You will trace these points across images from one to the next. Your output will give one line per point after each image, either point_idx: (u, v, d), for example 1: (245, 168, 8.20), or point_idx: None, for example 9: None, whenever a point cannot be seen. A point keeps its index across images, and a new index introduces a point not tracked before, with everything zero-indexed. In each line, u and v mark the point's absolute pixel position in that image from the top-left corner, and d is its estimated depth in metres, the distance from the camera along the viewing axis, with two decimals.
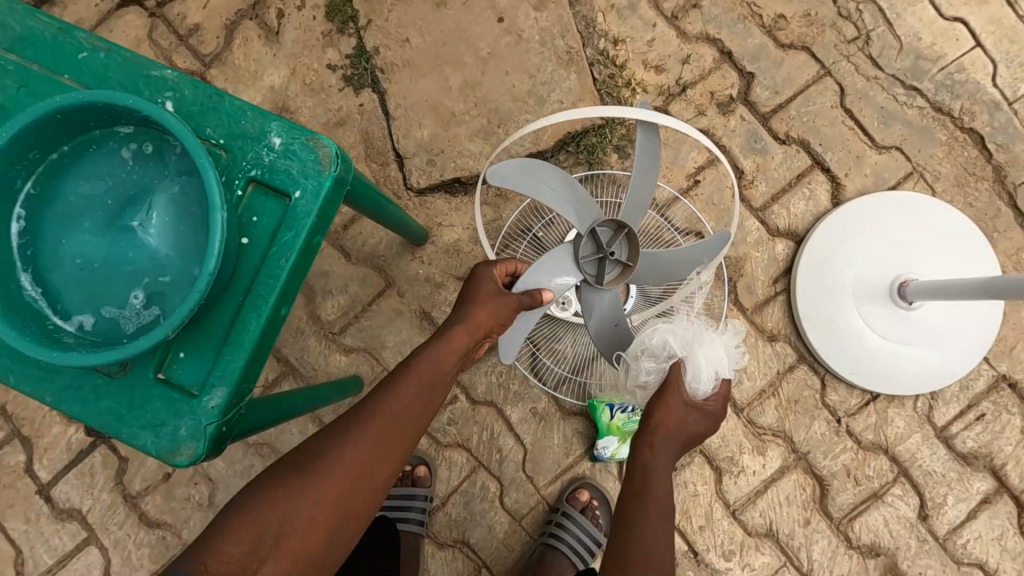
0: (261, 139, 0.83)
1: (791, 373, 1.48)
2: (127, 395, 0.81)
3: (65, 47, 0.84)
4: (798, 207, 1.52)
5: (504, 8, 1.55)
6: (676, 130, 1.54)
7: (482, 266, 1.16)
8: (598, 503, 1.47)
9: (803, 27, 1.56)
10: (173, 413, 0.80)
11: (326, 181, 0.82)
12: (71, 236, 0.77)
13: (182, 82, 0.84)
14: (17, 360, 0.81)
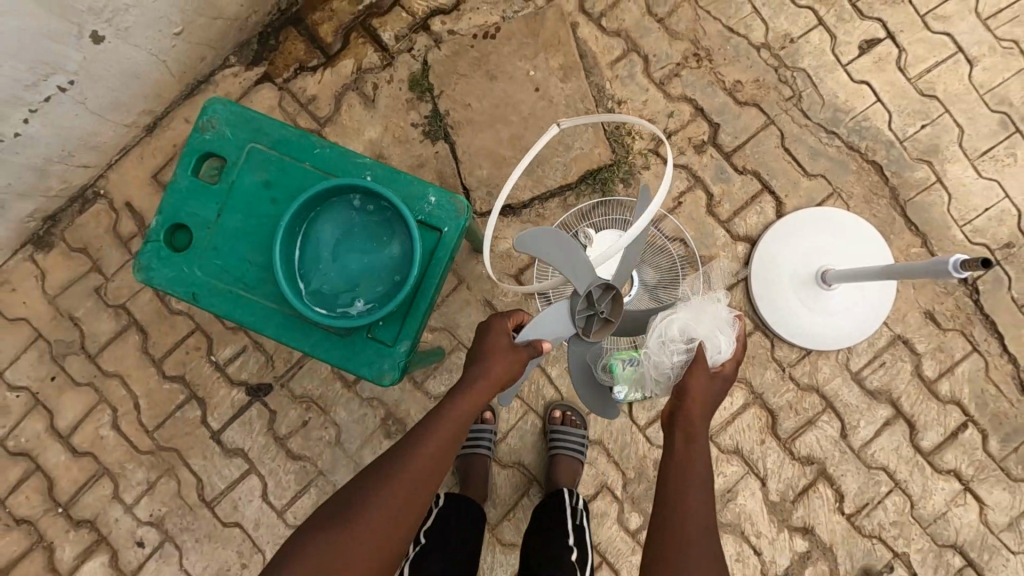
0: (422, 197, 1.42)
1: (750, 337, 2.10)
2: (351, 346, 1.41)
3: (305, 145, 1.44)
4: (753, 219, 2.12)
5: (539, 81, 2.15)
6: (665, 166, 2.14)
7: (497, 321, 1.55)
8: (571, 413, 2.06)
9: (754, 89, 2.16)
10: (379, 356, 1.41)
11: (462, 221, 1.42)
12: (323, 258, 1.37)
13: (375, 164, 1.43)
14: (287, 328, 1.42)
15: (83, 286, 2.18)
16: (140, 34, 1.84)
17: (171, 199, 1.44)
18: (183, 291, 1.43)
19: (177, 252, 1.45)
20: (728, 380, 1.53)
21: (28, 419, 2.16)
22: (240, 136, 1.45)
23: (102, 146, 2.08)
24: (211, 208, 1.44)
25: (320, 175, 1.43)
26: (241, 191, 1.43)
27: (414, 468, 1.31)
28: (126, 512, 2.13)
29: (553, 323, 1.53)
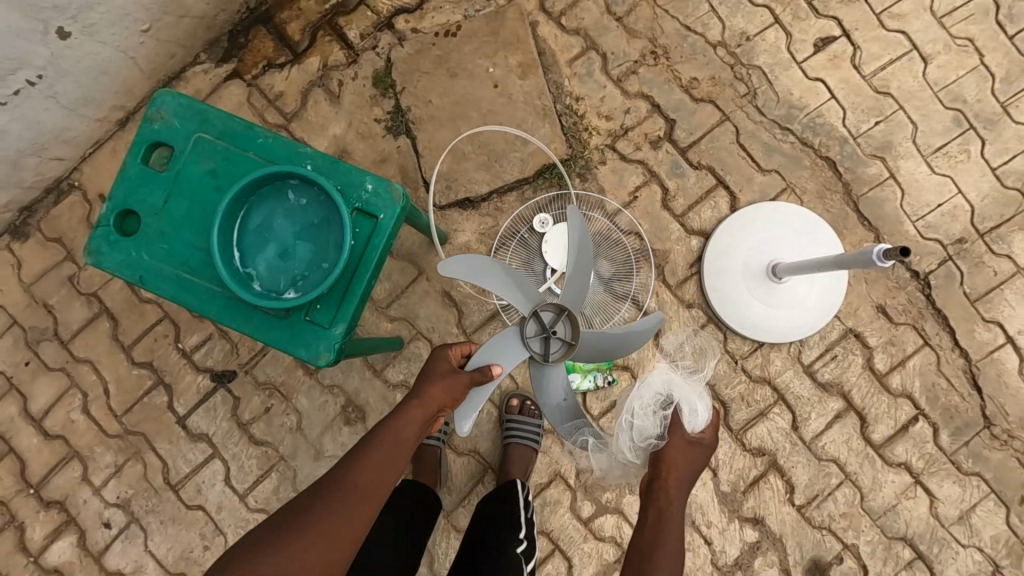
0: (358, 185, 1.47)
1: (703, 330, 2.13)
2: (289, 328, 1.45)
3: (249, 135, 1.49)
4: (707, 213, 2.16)
5: (498, 78, 2.19)
6: (621, 161, 2.19)
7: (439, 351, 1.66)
8: (528, 402, 2.12)
9: (710, 86, 2.20)
10: (316, 338, 1.45)
11: (398, 208, 1.46)
12: (261, 242, 1.43)
13: (316, 153, 1.48)
14: (229, 311, 1.46)
15: (57, 275, 2.26)
16: (107, 31, 1.90)
17: (122, 186, 1.50)
18: (130, 275, 1.49)
19: (127, 237, 1.50)
20: (709, 446, 1.66)
21: (2, 402, 2.24)
22: (187, 126, 1.50)
23: (74, 140, 2.15)
24: (158, 195, 1.50)
25: (263, 163, 1.48)
26: (188, 180, 1.49)
27: (366, 462, 1.35)
28: (94, 494, 2.19)
29: (505, 350, 1.72)
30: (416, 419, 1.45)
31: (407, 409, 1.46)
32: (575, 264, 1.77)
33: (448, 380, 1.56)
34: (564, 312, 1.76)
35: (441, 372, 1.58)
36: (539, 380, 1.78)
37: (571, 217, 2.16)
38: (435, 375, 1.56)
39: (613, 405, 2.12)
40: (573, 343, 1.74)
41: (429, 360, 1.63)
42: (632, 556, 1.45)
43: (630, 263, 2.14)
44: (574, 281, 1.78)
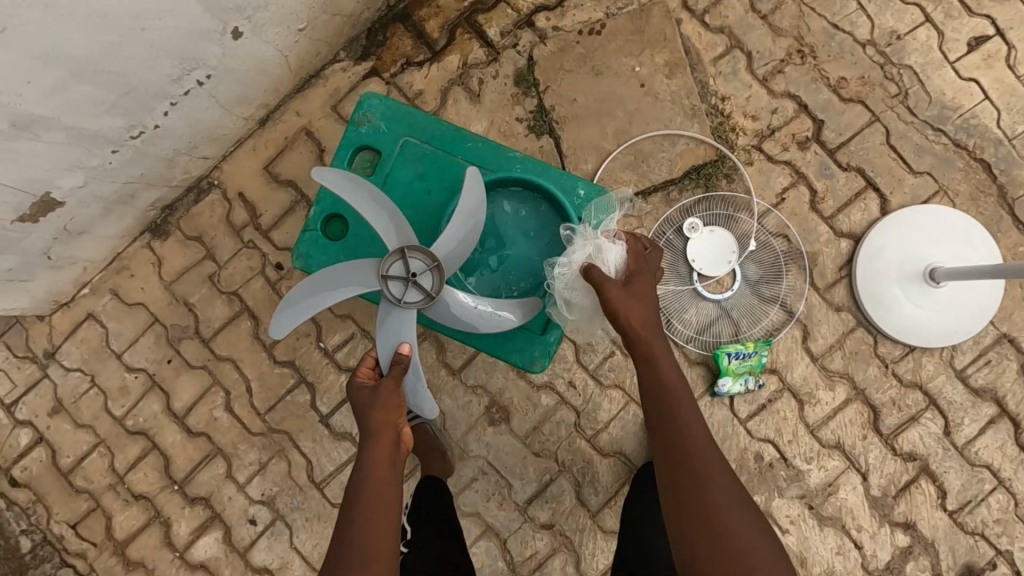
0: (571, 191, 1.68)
1: (852, 333, 2.11)
2: (500, 332, 1.68)
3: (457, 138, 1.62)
4: (857, 216, 2.13)
5: (645, 76, 2.16)
6: (768, 162, 2.15)
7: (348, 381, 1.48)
8: None
9: (859, 86, 2.16)
10: (525, 344, 1.69)
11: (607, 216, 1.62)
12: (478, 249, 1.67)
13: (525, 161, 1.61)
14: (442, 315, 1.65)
15: (197, 273, 2.27)
16: (271, 30, 1.90)
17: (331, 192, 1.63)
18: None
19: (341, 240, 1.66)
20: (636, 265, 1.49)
21: (146, 399, 2.26)
22: (394, 130, 1.60)
23: (219, 138, 2.15)
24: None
25: (472, 165, 1.61)
26: (397, 181, 1.61)
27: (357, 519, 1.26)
28: (238, 491, 2.22)
29: (398, 324, 1.53)
30: (387, 452, 1.34)
31: (368, 450, 1.34)
32: (361, 200, 1.49)
33: (384, 394, 1.41)
34: (402, 252, 1.51)
35: (368, 399, 1.42)
36: (469, 325, 1.53)
37: (718, 220, 2.14)
38: (373, 398, 1.41)
39: (761, 408, 2.11)
40: (437, 263, 1.51)
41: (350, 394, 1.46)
42: (666, 460, 1.36)
43: (780, 266, 2.12)
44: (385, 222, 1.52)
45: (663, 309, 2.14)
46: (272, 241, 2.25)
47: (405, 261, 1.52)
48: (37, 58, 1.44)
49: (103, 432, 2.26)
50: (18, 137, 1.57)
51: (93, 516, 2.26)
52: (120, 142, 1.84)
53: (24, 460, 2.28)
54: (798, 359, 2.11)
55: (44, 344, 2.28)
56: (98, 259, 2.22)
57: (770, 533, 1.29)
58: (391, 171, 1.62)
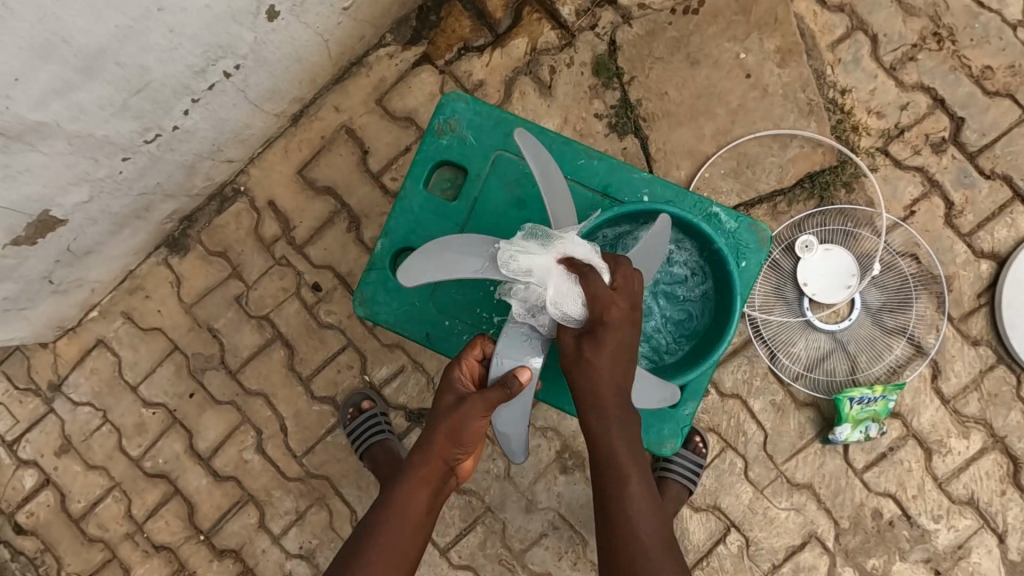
0: (716, 223, 1.42)
1: (992, 372, 1.80)
2: None
3: (567, 154, 1.42)
4: (1001, 233, 1.80)
5: (751, 66, 1.83)
6: (894, 168, 1.81)
7: (450, 362, 1.20)
8: (698, 436, 1.80)
9: (1008, 77, 1.81)
10: (653, 420, 1.42)
11: (762, 256, 1.41)
12: None
13: (655, 184, 1.41)
14: (547, 382, 1.43)
15: (222, 295, 1.96)
16: (312, 8, 1.56)
17: (401, 218, 1.44)
18: (418, 332, 1.45)
19: None
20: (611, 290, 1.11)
21: (166, 438, 1.98)
22: (489, 142, 1.43)
23: (248, 138, 1.84)
24: (449, 229, 1.43)
25: (583, 188, 1.42)
26: (488, 204, 1.43)
27: (396, 517, 1.17)
28: (273, 543, 1.95)
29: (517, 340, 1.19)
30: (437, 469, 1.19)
31: (414, 477, 1.19)
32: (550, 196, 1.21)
33: (459, 425, 1.14)
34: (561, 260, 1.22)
35: (449, 409, 1.16)
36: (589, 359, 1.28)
37: (834, 238, 1.80)
38: (444, 425, 1.16)
39: (881, 458, 1.81)
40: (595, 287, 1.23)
41: (438, 394, 1.19)
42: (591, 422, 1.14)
43: (909, 293, 1.80)
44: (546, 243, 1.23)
45: (768, 341, 1.82)
46: (308, 257, 1.94)
47: None
48: (27, 47, 1.12)
49: (118, 475, 1.99)
50: (10, 149, 1.27)
51: (109, 569, 2.00)
52: (134, 150, 1.53)
53: (31, 505, 2.01)
54: (926, 402, 1.80)
55: (48, 375, 1.99)
56: (108, 279, 1.92)
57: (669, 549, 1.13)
58: (479, 195, 1.44)
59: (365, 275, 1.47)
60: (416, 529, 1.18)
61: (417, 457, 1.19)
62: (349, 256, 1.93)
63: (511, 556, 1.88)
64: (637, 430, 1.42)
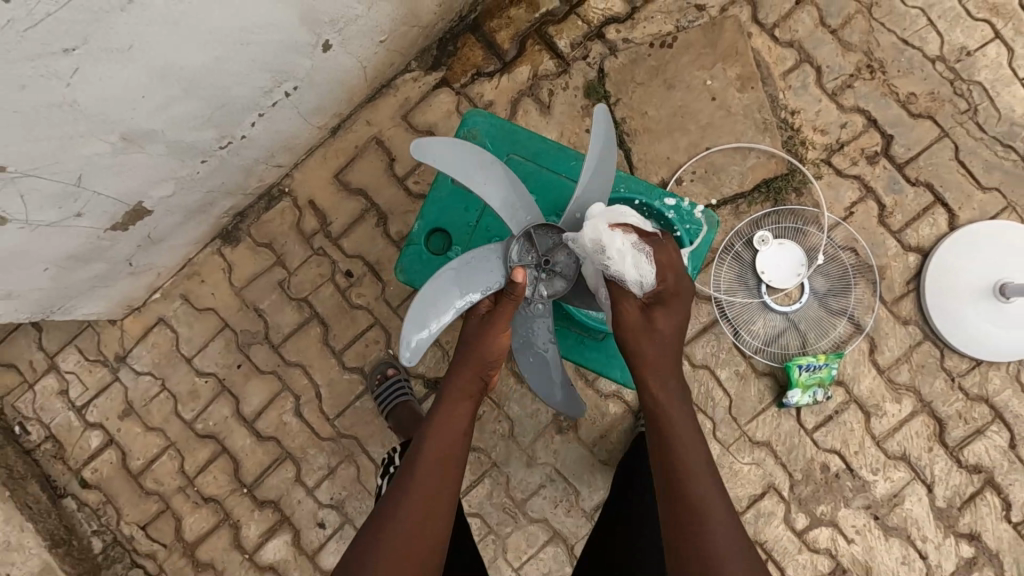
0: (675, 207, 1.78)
1: (920, 347, 2.13)
2: (602, 349, 1.75)
3: (563, 156, 1.77)
4: (925, 230, 2.15)
5: (716, 90, 2.20)
6: (836, 176, 2.17)
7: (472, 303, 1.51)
8: None
9: (929, 102, 2.17)
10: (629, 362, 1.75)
11: (710, 233, 1.78)
12: None
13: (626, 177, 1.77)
14: None
15: (268, 280, 2.29)
16: (356, 41, 1.92)
17: (432, 207, 1.78)
18: None
19: (435, 253, 1.78)
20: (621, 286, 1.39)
21: (215, 404, 2.29)
22: (501, 147, 1.78)
23: (295, 146, 2.18)
24: (470, 214, 1.77)
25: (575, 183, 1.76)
26: None
27: (438, 437, 1.34)
28: (308, 494, 2.26)
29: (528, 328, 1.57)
30: (468, 388, 1.41)
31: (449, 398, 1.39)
32: (466, 174, 1.44)
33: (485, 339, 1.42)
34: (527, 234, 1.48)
35: (473, 333, 1.44)
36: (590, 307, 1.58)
37: (787, 234, 2.16)
38: (473, 355, 1.42)
39: (828, 419, 2.14)
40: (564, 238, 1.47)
41: (461, 331, 1.47)
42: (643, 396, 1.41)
43: (848, 279, 2.15)
44: (509, 210, 1.49)
45: (731, 320, 2.16)
46: (342, 248, 2.28)
47: (528, 241, 1.48)
48: (154, 77, 1.43)
49: (173, 436, 2.30)
50: (125, 151, 1.58)
51: (163, 518, 2.30)
52: (210, 153, 1.86)
53: (95, 462, 2.31)
54: (865, 372, 2.13)
55: (115, 349, 2.31)
56: (170, 265, 2.25)
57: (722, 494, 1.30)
58: None
59: (402, 252, 1.79)
60: (454, 445, 1.34)
61: (444, 398, 1.40)
62: (377, 247, 2.27)
63: (514, 504, 2.19)
64: (618, 370, 1.73)
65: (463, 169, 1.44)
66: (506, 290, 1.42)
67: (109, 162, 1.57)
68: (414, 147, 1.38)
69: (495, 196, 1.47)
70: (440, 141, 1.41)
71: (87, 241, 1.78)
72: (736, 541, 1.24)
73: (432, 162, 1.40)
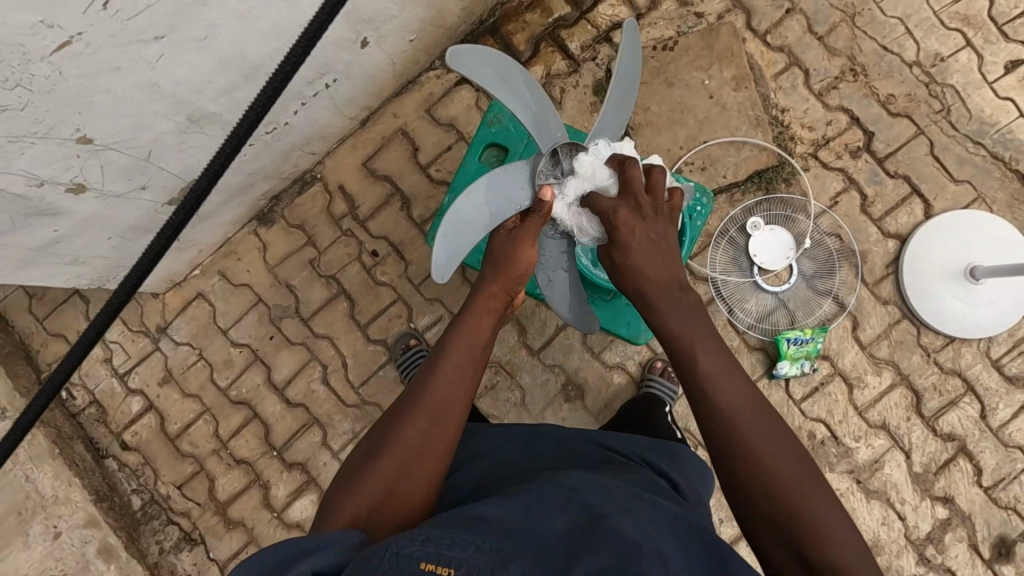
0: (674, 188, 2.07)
1: (898, 325, 2.33)
2: (610, 308, 1.99)
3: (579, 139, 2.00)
4: (903, 219, 2.36)
5: (713, 89, 2.41)
6: (822, 169, 2.38)
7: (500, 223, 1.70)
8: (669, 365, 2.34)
9: (906, 102, 2.39)
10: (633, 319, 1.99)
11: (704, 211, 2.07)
12: None
13: None
14: None
15: (299, 258, 2.49)
16: (389, 40, 2.13)
17: (461, 182, 2.00)
18: None
19: None
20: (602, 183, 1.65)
21: (249, 372, 2.48)
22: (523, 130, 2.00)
23: (328, 135, 2.39)
24: None
25: None
26: None
27: (463, 337, 1.40)
28: (333, 457, 2.43)
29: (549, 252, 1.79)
30: (494, 299, 1.50)
31: (477, 305, 1.48)
32: (503, 89, 1.68)
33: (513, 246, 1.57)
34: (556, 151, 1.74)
35: (501, 248, 1.58)
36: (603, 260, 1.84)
37: (777, 220, 2.36)
38: (500, 267, 1.53)
39: (815, 390, 2.32)
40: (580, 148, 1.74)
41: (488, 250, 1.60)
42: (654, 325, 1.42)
43: (833, 262, 2.35)
44: (536, 124, 1.75)
45: (726, 299, 2.35)
46: (369, 229, 2.47)
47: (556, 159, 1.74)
48: (221, 64, 1.64)
49: (208, 402, 2.48)
50: (189, 131, 1.78)
51: (197, 479, 2.46)
52: (257, 137, 2.06)
53: (135, 426, 2.48)
54: (848, 347, 2.33)
55: (157, 320, 2.50)
56: (210, 243, 2.44)
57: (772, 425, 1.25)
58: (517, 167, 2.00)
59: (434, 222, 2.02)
60: (479, 347, 1.41)
61: (468, 309, 1.46)
62: (401, 229, 2.46)
63: None
64: (623, 325, 1.98)
65: (503, 84, 1.68)
66: (534, 209, 1.66)
67: (175, 140, 1.77)
68: (455, 50, 1.60)
69: (523, 110, 1.72)
70: (480, 53, 1.63)
71: (147, 214, 1.98)
72: (782, 446, 1.21)
73: (472, 74, 1.63)
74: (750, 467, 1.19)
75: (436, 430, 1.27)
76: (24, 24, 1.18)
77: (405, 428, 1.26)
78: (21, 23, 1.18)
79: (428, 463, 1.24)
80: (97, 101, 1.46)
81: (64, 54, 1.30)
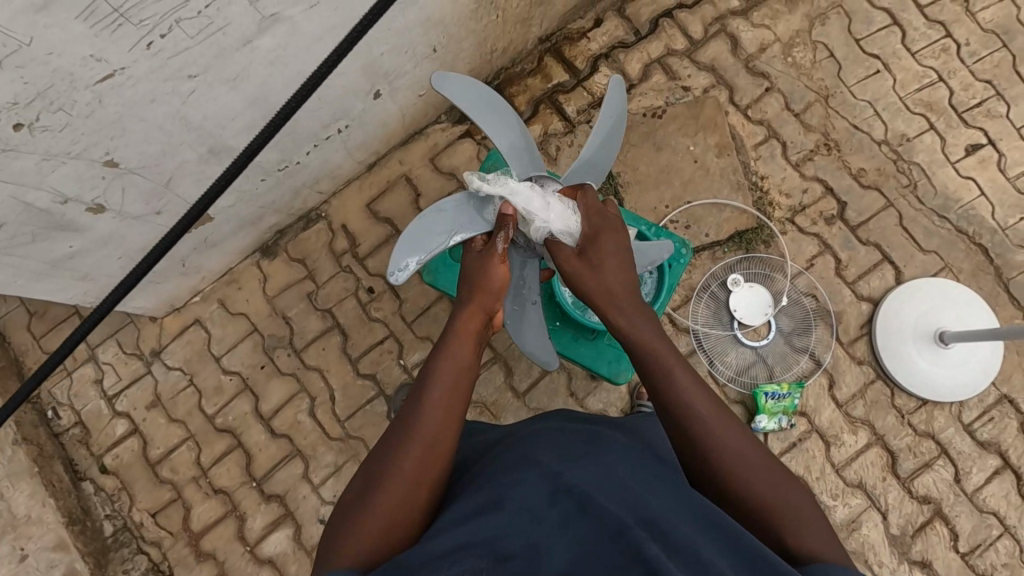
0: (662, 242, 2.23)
1: (872, 385, 2.41)
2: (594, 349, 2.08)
3: None
4: (875, 283, 2.48)
5: (698, 154, 2.59)
6: (799, 233, 2.53)
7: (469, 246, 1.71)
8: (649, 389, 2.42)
9: (876, 176, 2.57)
10: (614, 359, 2.07)
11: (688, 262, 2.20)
12: None
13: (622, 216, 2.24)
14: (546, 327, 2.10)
15: (297, 291, 2.57)
16: (401, 93, 2.32)
17: None
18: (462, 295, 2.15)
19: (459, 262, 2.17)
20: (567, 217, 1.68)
21: (237, 400, 2.51)
22: None
23: (336, 176, 2.54)
24: None
25: None
26: None
27: (445, 360, 1.43)
28: (313, 491, 2.42)
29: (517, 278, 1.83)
30: (472, 319, 1.53)
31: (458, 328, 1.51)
32: (479, 115, 1.75)
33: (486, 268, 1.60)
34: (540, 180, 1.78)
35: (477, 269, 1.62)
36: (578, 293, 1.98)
37: (757, 279, 2.48)
38: (477, 283, 1.57)
39: (793, 446, 2.37)
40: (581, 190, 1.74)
41: (460, 273, 1.64)
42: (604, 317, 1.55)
43: (809, 321, 2.45)
44: (515, 153, 1.80)
45: (706, 351, 2.43)
46: (366, 266, 2.58)
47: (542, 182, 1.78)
48: (249, 103, 1.78)
49: (193, 428, 2.49)
50: (208, 161, 1.89)
51: (173, 507, 2.44)
52: (270, 172, 2.19)
53: (117, 449, 2.48)
54: (825, 404, 2.39)
55: (152, 344, 2.55)
56: (214, 271, 2.53)
57: (729, 421, 1.32)
58: None
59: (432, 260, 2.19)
60: (462, 368, 1.43)
61: (449, 329, 1.51)
62: None
63: None
64: (603, 364, 2.07)
65: (479, 112, 1.75)
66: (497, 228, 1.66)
67: (193, 168, 1.88)
68: (435, 74, 1.72)
69: (503, 139, 1.79)
70: (457, 80, 1.74)
71: (157, 238, 2.07)
72: (743, 441, 1.29)
73: (451, 98, 1.72)
74: (724, 472, 1.25)
75: (424, 453, 1.28)
76: (76, 56, 1.33)
77: (397, 459, 1.27)
78: (73, 55, 1.32)
79: (428, 482, 1.26)
80: (129, 127, 1.59)
81: (108, 84, 1.44)
